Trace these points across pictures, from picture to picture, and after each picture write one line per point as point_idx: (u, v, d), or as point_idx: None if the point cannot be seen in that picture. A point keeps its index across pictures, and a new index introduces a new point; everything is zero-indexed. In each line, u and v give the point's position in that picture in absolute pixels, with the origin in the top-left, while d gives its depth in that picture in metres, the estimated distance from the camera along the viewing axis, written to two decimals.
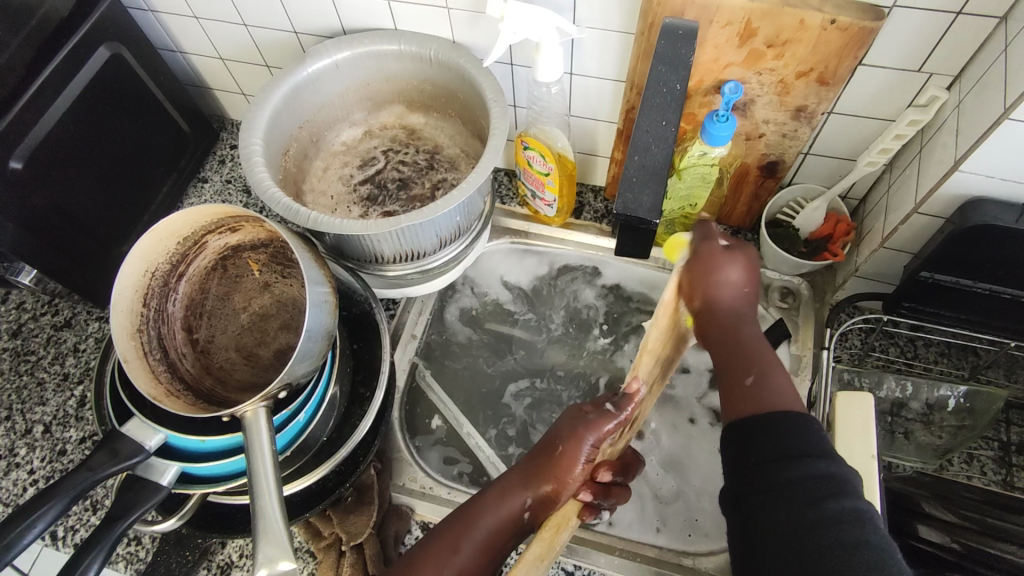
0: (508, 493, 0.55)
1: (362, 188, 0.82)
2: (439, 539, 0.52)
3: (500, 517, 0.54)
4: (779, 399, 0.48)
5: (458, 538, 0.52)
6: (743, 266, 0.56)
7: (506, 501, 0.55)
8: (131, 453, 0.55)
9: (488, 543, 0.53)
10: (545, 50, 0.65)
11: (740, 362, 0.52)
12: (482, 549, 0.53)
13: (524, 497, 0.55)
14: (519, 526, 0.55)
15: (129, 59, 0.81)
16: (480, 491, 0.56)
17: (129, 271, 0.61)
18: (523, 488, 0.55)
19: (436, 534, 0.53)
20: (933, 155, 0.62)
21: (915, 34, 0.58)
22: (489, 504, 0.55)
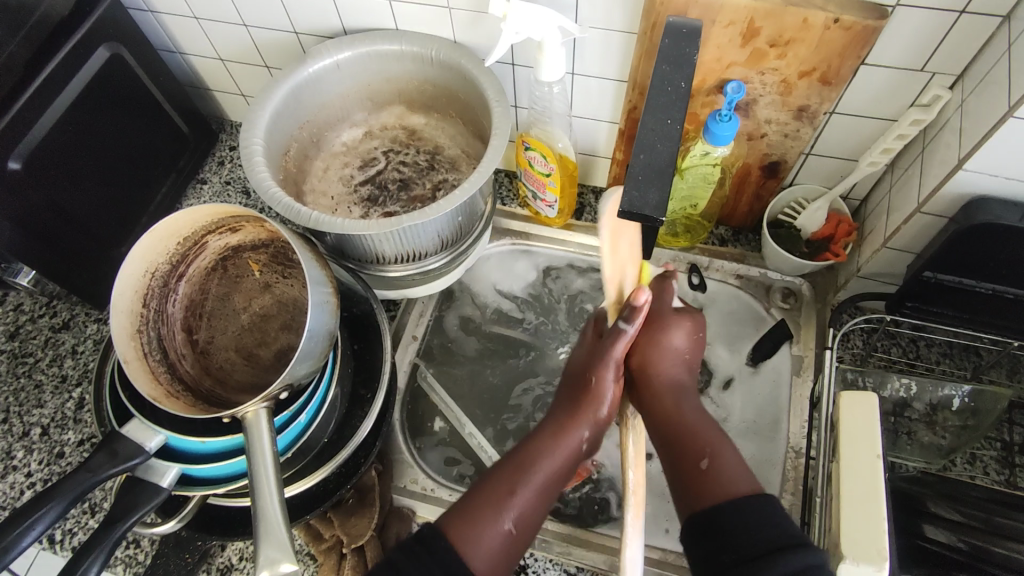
0: (559, 433, 0.54)
1: (363, 189, 0.82)
2: (497, 482, 0.51)
3: (559, 457, 0.53)
4: (734, 485, 0.49)
5: (517, 481, 0.51)
6: (686, 330, 0.59)
7: (562, 441, 0.53)
8: (131, 454, 0.55)
9: (546, 485, 0.52)
10: (547, 50, 0.64)
11: (692, 445, 0.52)
12: (542, 489, 0.52)
13: (579, 433, 0.54)
14: (577, 460, 0.54)
15: (129, 59, 0.81)
16: (531, 435, 0.55)
17: (129, 271, 0.60)
18: (577, 424, 0.54)
19: (493, 478, 0.52)
20: (936, 154, 0.62)
21: (918, 34, 0.58)
22: (541, 445, 0.53)
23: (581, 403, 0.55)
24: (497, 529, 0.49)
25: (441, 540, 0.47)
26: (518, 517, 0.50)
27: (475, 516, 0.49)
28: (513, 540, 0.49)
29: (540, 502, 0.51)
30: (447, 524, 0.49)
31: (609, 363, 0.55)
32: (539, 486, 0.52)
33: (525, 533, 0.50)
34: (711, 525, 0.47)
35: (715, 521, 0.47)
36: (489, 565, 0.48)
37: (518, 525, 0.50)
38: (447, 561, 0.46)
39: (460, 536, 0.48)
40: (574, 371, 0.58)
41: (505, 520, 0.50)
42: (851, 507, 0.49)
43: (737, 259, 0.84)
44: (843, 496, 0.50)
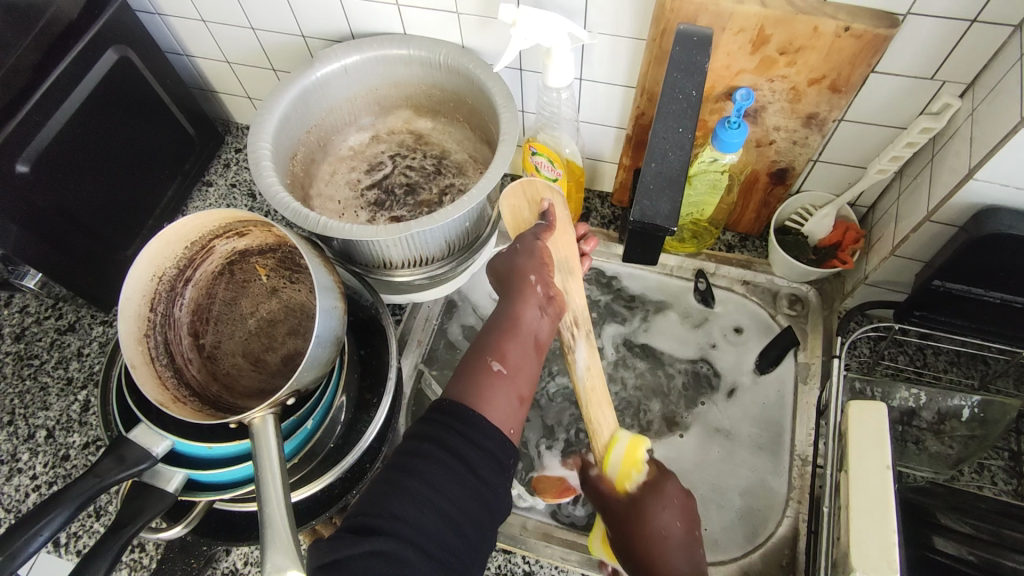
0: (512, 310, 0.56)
1: (369, 194, 0.81)
2: (481, 344, 0.54)
3: (520, 308, 0.56)
4: None
5: (502, 340, 0.54)
6: (669, 513, 0.55)
7: (520, 305, 0.56)
8: (138, 460, 0.55)
9: (529, 330, 0.55)
10: (556, 56, 0.64)
11: None
12: (526, 340, 0.54)
13: (530, 279, 0.58)
14: (541, 312, 0.57)
15: (136, 61, 0.80)
16: (482, 330, 0.56)
17: (136, 276, 0.60)
18: (525, 276, 0.58)
19: (475, 349, 0.54)
20: (946, 163, 0.61)
21: (929, 42, 0.58)
22: (503, 307, 0.56)
23: (519, 272, 0.58)
24: (494, 374, 0.51)
25: (451, 402, 0.49)
26: (502, 356, 0.52)
27: (468, 377, 0.51)
28: (507, 377, 0.51)
29: (524, 354, 0.54)
30: (454, 391, 0.50)
31: (535, 252, 0.60)
32: (522, 342, 0.54)
33: (518, 373, 0.52)
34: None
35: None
36: (495, 401, 0.49)
37: (506, 363, 0.52)
38: (463, 414, 0.48)
39: (461, 393, 0.50)
40: (497, 274, 0.61)
41: (491, 362, 0.52)
42: (860, 518, 0.49)
43: (744, 266, 0.83)
44: (853, 507, 0.50)
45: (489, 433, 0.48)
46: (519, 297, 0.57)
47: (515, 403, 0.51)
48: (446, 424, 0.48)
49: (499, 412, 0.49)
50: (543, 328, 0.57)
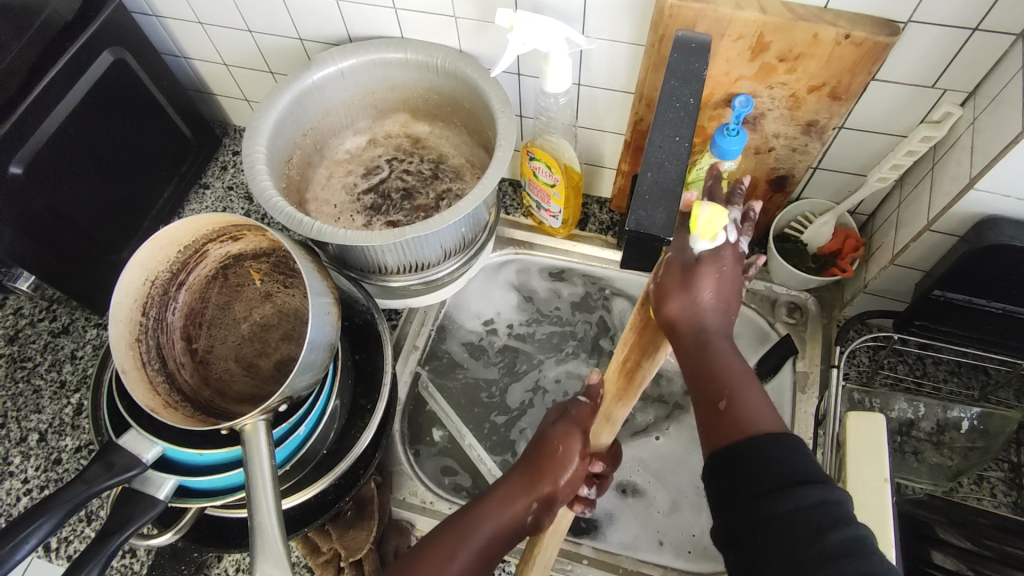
0: (512, 497, 0.57)
1: (366, 198, 0.81)
2: (438, 555, 0.53)
3: (504, 525, 0.56)
4: (756, 424, 0.45)
5: (456, 547, 0.53)
6: (715, 280, 0.48)
7: (503, 524, 0.56)
8: (127, 466, 0.54)
9: (488, 546, 0.55)
10: (554, 61, 0.64)
11: (709, 384, 0.48)
12: (482, 557, 0.54)
13: (526, 501, 0.57)
14: (522, 528, 0.57)
15: (133, 63, 0.80)
16: (480, 496, 0.58)
17: (128, 280, 0.60)
18: (524, 493, 0.57)
19: (445, 552, 0.53)
20: (947, 172, 0.61)
21: (930, 49, 0.57)
22: (492, 520, 0.56)
23: (537, 475, 0.58)
24: None
25: None
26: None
27: (425, 571, 0.51)
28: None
29: (480, 574, 0.54)
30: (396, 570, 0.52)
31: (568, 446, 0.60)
32: (485, 565, 0.54)
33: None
34: (742, 456, 0.44)
35: (741, 457, 0.44)
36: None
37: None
38: None
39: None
40: (536, 443, 0.61)
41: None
42: None
43: None
44: None
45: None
46: (510, 516, 0.56)
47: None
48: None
49: None
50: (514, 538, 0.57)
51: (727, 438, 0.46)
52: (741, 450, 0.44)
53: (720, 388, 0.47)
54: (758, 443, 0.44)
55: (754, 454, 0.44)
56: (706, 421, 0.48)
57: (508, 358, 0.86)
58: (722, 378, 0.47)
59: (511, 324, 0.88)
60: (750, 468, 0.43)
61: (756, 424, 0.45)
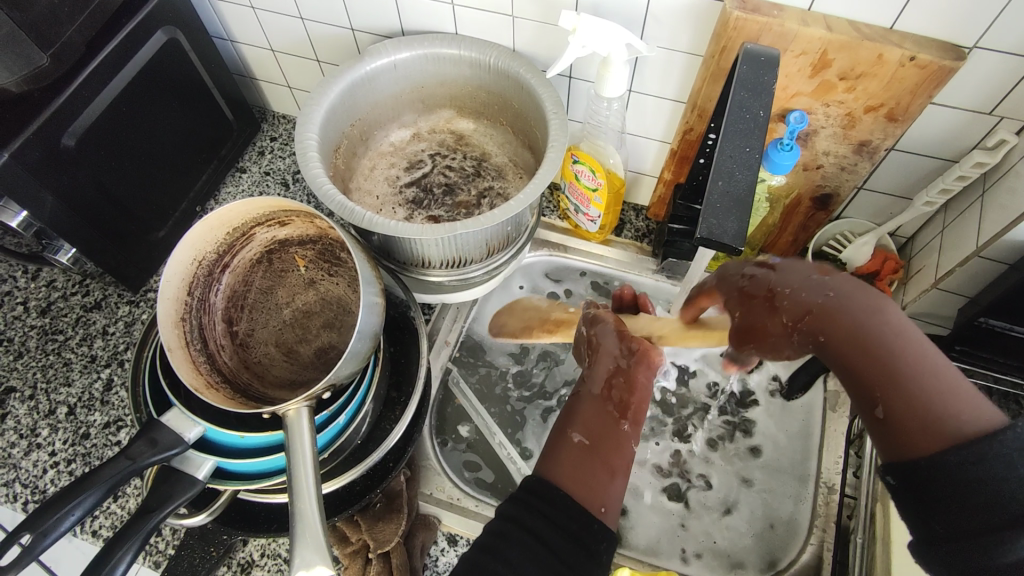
0: (597, 344, 0.55)
1: (407, 191, 0.81)
2: (562, 427, 0.49)
3: (607, 368, 0.52)
4: (954, 416, 0.36)
5: (579, 398, 0.51)
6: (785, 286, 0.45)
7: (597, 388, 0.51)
8: (170, 445, 0.54)
9: (605, 383, 0.51)
10: (612, 66, 0.64)
11: (869, 377, 0.39)
12: (597, 412, 0.49)
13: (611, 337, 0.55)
14: (627, 360, 0.53)
15: (184, 43, 0.80)
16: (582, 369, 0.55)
17: (178, 259, 0.60)
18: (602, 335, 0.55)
19: (564, 415, 0.50)
20: (999, 199, 0.61)
21: (994, 76, 0.57)
22: (591, 381, 0.52)
23: (596, 336, 0.55)
24: (574, 449, 0.47)
25: (538, 483, 0.45)
26: (583, 426, 0.49)
27: (559, 442, 0.48)
28: (592, 451, 0.47)
29: (607, 425, 0.49)
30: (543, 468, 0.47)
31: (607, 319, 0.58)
32: (609, 415, 0.49)
33: (600, 443, 0.47)
34: (929, 471, 0.36)
35: (931, 472, 0.36)
36: (573, 471, 0.46)
37: (588, 435, 0.48)
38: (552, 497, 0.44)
39: (548, 465, 0.46)
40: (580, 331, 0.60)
41: (572, 433, 0.48)
42: None
43: None
44: None
45: (574, 513, 0.43)
46: (609, 377, 0.51)
47: (620, 487, 0.46)
48: (535, 492, 0.45)
49: (577, 487, 0.45)
50: (623, 394, 0.50)
51: (911, 451, 0.37)
52: (923, 469, 0.36)
53: (873, 390, 0.39)
54: (938, 459, 0.35)
55: (917, 450, 0.37)
56: (876, 435, 0.39)
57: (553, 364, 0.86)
58: (884, 371, 0.39)
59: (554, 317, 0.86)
60: (933, 485, 0.36)
61: (953, 415, 0.36)
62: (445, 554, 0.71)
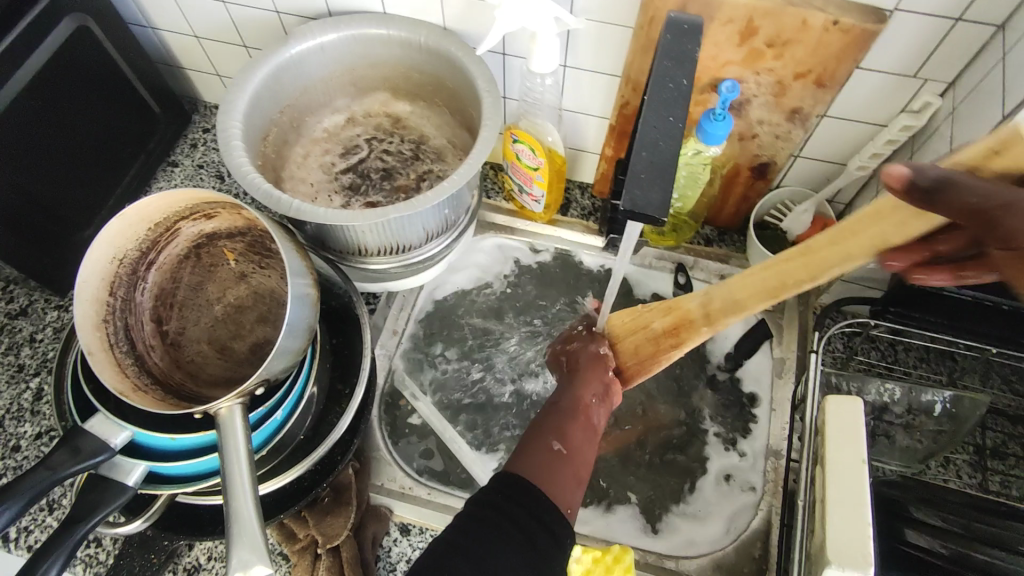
0: (584, 375, 0.57)
1: (344, 177, 0.79)
2: (540, 427, 0.51)
3: (586, 392, 0.55)
4: None
5: (554, 409, 0.53)
6: None
7: (584, 383, 0.57)
8: (94, 452, 0.52)
9: (583, 402, 0.54)
10: (542, 40, 0.62)
11: None
12: (574, 423, 0.52)
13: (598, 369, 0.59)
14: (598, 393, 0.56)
15: (98, 32, 0.76)
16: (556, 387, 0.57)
17: (94, 257, 0.57)
18: (594, 369, 0.58)
19: (537, 426, 0.51)
20: (925, 162, 0.62)
21: (916, 38, 0.58)
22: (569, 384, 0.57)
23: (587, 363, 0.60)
24: (560, 458, 0.47)
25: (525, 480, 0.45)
26: (565, 438, 0.49)
27: (530, 451, 0.48)
28: (568, 460, 0.47)
29: (583, 441, 0.50)
30: (517, 464, 0.46)
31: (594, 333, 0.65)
32: (586, 428, 0.52)
33: (577, 456, 0.49)
34: None
35: None
36: (549, 475, 0.45)
37: (568, 446, 0.49)
38: (530, 503, 0.43)
39: (523, 465, 0.46)
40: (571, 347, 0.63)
41: (552, 441, 0.48)
42: (837, 511, 0.50)
43: (721, 260, 0.83)
44: (830, 499, 0.51)
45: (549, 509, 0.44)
46: (587, 380, 0.57)
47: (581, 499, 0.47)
48: (500, 492, 0.44)
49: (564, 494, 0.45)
50: (600, 405, 0.55)
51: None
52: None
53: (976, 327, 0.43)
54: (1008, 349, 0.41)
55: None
56: None
57: (503, 345, 0.84)
58: None
59: (500, 290, 0.86)
60: None
61: None
62: (398, 544, 0.70)
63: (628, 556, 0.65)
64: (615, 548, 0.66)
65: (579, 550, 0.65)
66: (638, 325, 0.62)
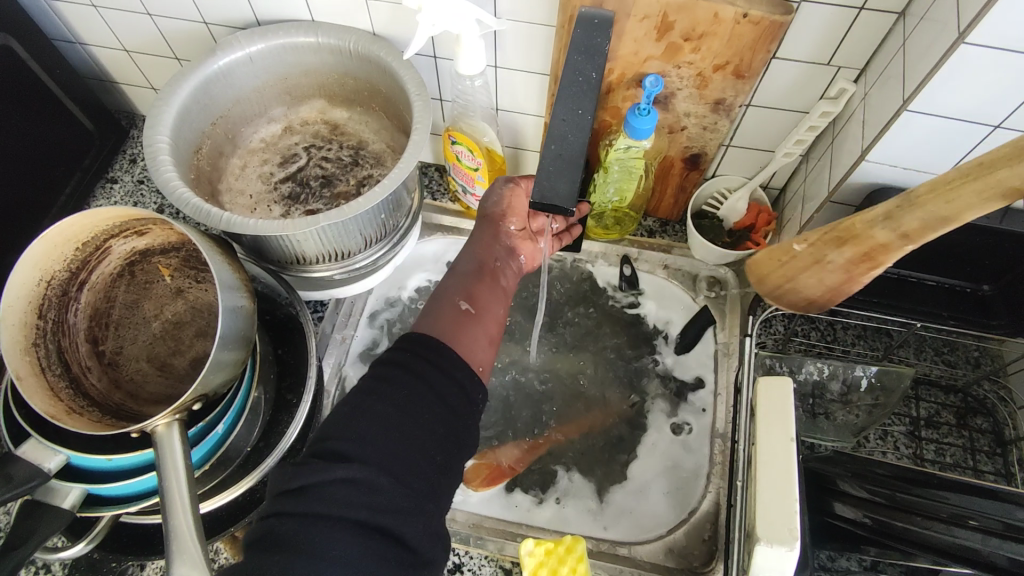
0: (490, 242, 0.66)
1: (283, 186, 0.78)
2: (449, 291, 0.59)
3: (487, 252, 0.65)
4: None
5: (464, 275, 0.62)
6: None
7: (490, 249, 0.65)
8: (28, 477, 0.51)
9: (488, 265, 0.64)
10: (465, 42, 0.63)
11: None
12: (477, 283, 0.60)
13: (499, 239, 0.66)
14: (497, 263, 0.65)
15: (19, 50, 0.74)
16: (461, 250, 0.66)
17: (19, 280, 0.56)
18: (493, 237, 0.66)
19: (439, 292, 0.59)
20: (845, 146, 0.64)
21: (825, 27, 0.60)
22: (474, 248, 0.65)
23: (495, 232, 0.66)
24: (464, 314, 0.56)
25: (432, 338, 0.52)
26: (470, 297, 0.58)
27: (436, 311, 0.56)
28: (474, 317, 0.57)
29: (484, 293, 0.60)
30: (425, 326, 0.54)
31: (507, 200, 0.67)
32: (487, 288, 0.61)
33: (481, 312, 0.58)
34: None
35: None
36: (454, 327, 0.55)
37: (473, 304, 0.58)
38: (440, 347, 0.51)
39: (431, 324, 0.55)
40: (486, 214, 0.67)
41: (459, 302, 0.57)
42: (767, 490, 0.51)
43: (664, 250, 0.86)
44: (761, 479, 0.52)
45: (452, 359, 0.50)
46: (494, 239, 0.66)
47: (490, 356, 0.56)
48: (411, 353, 0.50)
49: (471, 352, 0.53)
50: (504, 265, 0.66)
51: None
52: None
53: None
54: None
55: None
56: None
57: None
58: None
59: None
60: None
61: None
62: None
63: (580, 545, 0.66)
64: (567, 539, 0.67)
65: (532, 544, 0.66)
66: (809, 260, 0.61)
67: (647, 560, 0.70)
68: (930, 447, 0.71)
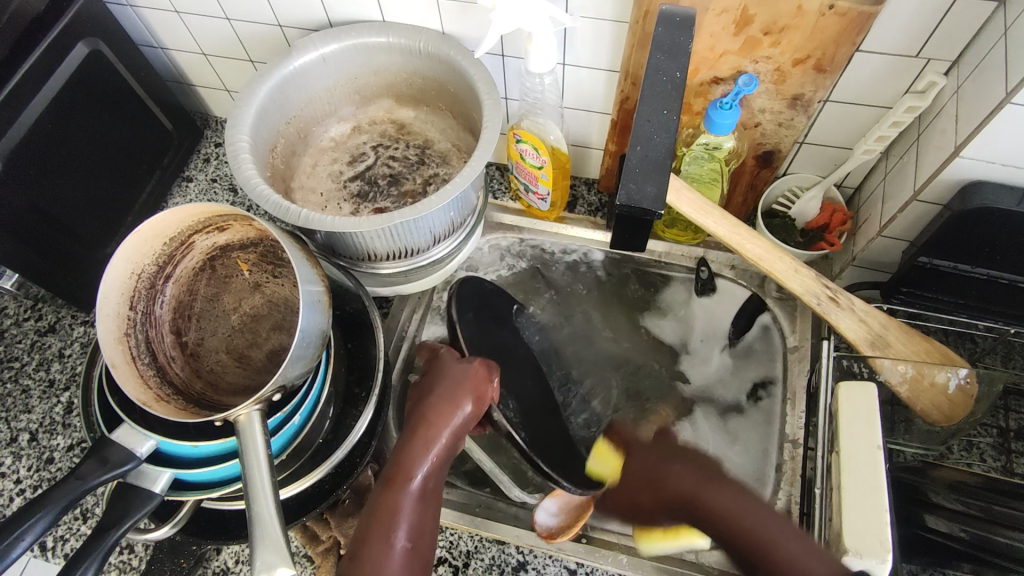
0: (430, 435, 0.57)
1: (352, 185, 0.80)
2: (387, 511, 0.52)
3: (417, 457, 0.56)
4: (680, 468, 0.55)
5: (393, 494, 0.53)
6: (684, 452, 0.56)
7: (437, 440, 0.58)
8: (122, 461, 0.54)
9: (423, 484, 0.55)
10: (538, 40, 0.63)
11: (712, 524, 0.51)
12: (420, 496, 0.54)
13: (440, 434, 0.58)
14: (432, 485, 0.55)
15: (109, 55, 0.78)
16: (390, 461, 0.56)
17: (113, 273, 0.59)
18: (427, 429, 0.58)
19: (363, 521, 0.52)
20: (932, 141, 0.61)
21: (915, 18, 0.57)
22: (412, 452, 0.56)
23: (424, 430, 0.58)
24: (393, 553, 0.49)
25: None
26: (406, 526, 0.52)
27: (362, 547, 0.49)
28: (412, 554, 0.50)
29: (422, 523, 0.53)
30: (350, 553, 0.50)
31: (454, 370, 0.64)
32: (416, 508, 0.53)
33: (421, 540, 0.52)
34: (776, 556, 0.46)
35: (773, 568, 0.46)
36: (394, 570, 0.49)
37: (409, 538, 0.51)
38: None
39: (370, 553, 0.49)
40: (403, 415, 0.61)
41: (397, 534, 0.51)
42: (852, 498, 0.50)
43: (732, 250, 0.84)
44: (846, 488, 0.51)
45: None
46: (445, 398, 0.61)
47: None
48: None
49: None
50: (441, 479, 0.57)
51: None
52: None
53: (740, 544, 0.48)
54: None
55: None
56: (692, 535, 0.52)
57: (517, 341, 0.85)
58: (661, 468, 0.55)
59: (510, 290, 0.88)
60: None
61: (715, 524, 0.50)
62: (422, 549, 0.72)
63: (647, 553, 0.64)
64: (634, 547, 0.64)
65: None
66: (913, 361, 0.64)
67: (716, 567, 0.68)
68: (1021, 460, 0.67)
